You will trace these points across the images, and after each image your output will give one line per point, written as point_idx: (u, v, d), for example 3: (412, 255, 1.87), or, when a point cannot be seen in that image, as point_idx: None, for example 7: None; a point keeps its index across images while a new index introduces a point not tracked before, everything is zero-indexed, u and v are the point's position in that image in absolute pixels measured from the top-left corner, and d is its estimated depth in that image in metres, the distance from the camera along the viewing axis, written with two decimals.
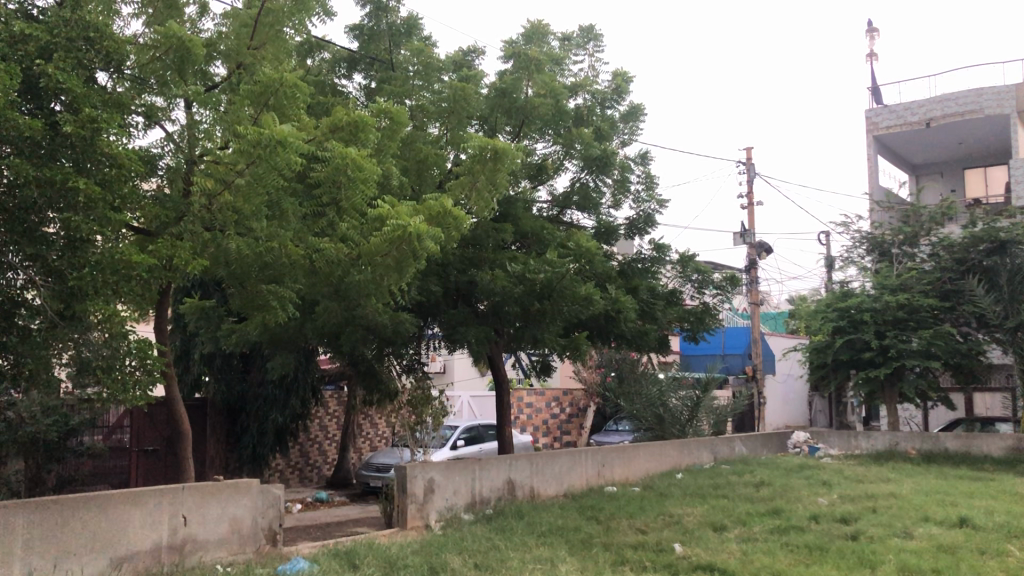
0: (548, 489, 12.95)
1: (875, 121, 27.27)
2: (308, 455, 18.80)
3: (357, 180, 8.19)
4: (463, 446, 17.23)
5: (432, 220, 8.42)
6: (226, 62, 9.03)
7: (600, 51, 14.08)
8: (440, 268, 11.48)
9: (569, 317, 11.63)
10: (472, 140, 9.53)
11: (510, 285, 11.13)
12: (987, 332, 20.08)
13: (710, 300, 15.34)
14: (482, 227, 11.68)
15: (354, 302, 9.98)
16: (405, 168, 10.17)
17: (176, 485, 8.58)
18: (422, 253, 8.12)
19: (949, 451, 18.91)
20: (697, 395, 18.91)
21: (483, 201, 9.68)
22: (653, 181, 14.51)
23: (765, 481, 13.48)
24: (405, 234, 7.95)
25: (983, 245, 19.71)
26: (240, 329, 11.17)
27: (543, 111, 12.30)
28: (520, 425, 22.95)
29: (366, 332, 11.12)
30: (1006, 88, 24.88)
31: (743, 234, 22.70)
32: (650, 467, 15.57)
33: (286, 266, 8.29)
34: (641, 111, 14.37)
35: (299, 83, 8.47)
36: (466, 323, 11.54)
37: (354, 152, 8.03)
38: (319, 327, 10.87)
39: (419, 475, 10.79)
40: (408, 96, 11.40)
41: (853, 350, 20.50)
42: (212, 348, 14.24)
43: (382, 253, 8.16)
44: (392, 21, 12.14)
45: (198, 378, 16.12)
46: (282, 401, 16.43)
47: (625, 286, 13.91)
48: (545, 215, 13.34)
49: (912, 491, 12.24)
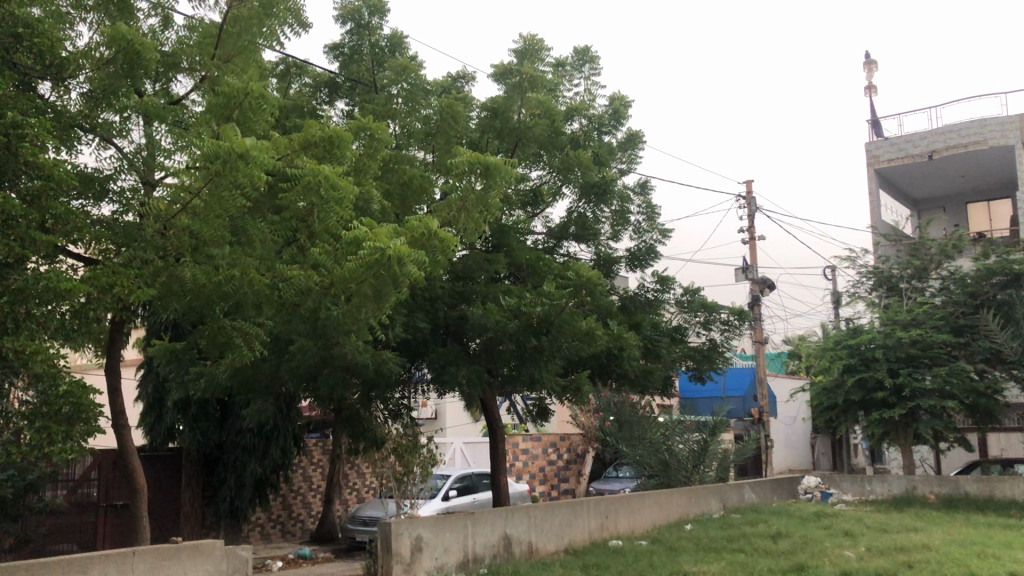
0: (547, 544, 11.89)
1: (876, 154, 26.60)
2: (291, 508, 17.67)
3: (331, 200, 7.18)
4: (456, 497, 16.17)
5: (414, 245, 7.31)
6: (193, 75, 8.25)
7: (597, 75, 13.31)
8: (428, 302, 10.58)
9: (568, 355, 10.69)
10: (460, 155, 8.59)
11: (504, 320, 10.20)
12: (1004, 369, 19.19)
13: (718, 336, 14.32)
14: (473, 258, 10.90)
15: (332, 338, 9.02)
16: (388, 193, 9.27)
17: (128, 549, 7.54)
18: (403, 279, 6.92)
19: (970, 496, 17.89)
20: (704, 439, 17.87)
21: (474, 224, 8.77)
22: (655, 211, 13.67)
23: (783, 532, 12.44)
24: (382, 257, 6.73)
25: (996, 278, 19.05)
26: (209, 372, 10.21)
27: (537, 132, 11.53)
28: (516, 473, 21.83)
29: (345, 373, 10.17)
30: (1009, 118, 24.28)
31: (746, 270, 21.87)
32: (656, 516, 14.50)
33: (251, 298, 7.38)
34: (640, 138, 13.61)
35: (267, 92, 7.58)
36: (456, 362, 10.54)
37: (327, 169, 7.05)
38: (294, 369, 9.93)
39: (405, 532, 9.77)
40: (393, 118, 10.54)
41: (865, 389, 19.52)
42: (183, 392, 13.23)
43: (357, 280, 6.90)
44: (374, 40, 11.37)
45: (171, 427, 15.06)
46: (261, 450, 15.38)
47: (627, 322, 13.05)
48: (541, 247, 12.51)
49: (946, 542, 11.23)
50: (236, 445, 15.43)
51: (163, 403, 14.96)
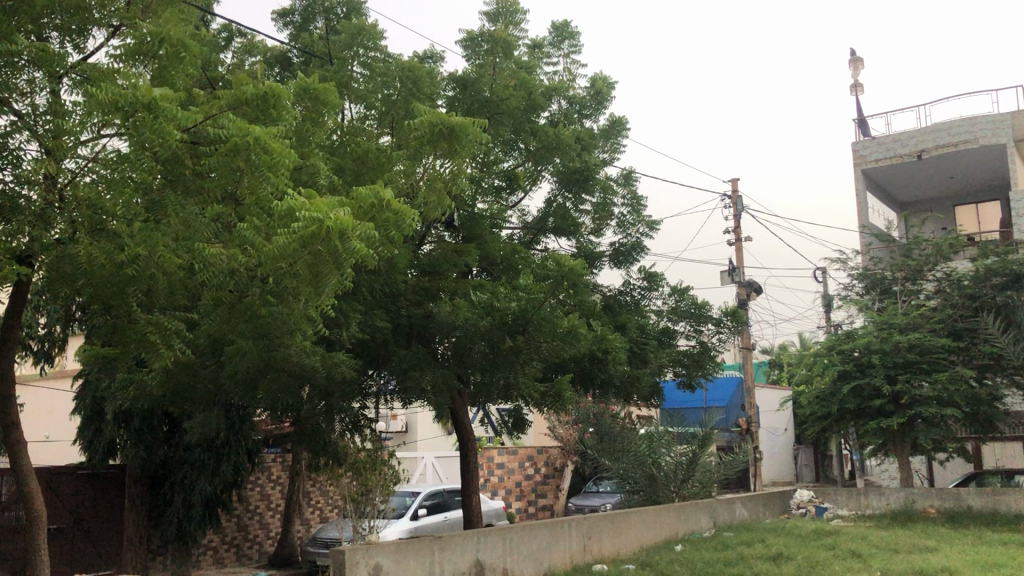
0: (523, 570, 10.66)
1: (863, 154, 25.64)
2: (248, 529, 16.30)
3: (262, 166, 5.95)
4: (425, 515, 14.91)
5: (361, 218, 5.99)
6: (108, 28, 6.88)
7: (577, 53, 12.20)
8: (390, 299, 9.35)
9: (548, 358, 9.49)
10: (420, 115, 7.37)
11: (475, 317, 8.99)
12: (1004, 375, 18.21)
13: (709, 339, 13.12)
14: (441, 250, 9.71)
15: (276, 338, 7.78)
16: (340, 168, 8.04)
17: None
18: (347, 259, 5.54)
19: (973, 510, 16.82)
20: (693, 451, 16.72)
21: (438, 198, 7.63)
22: (640, 203, 12.52)
23: (784, 553, 11.29)
24: (319, 231, 5.37)
25: (996, 278, 18.33)
26: (138, 378, 8.90)
27: (512, 106, 10.38)
28: (492, 489, 20.53)
29: (293, 381, 8.86)
30: (1001, 115, 23.45)
31: (732, 272, 20.83)
32: (643, 535, 13.34)
33: (164, 282, 6.19)
34: (623, 125, 12.48)
35: (190, 40, 6.40)
36: (421, 366, 9.27)
37: (258, 128, 5.83)
38: (234, 375, 8.64)
39: (362, 560, 8.50)
40: (347, 90, 9.29)
41: (861, 397, 18.41)
42: (117, 403, 11.82)
43: (288, 260, 5.52)
44: (328, 8, 10.31)
45: (111, 442, 13.65)
46: (210, 468, 13.88)
47: (611, 322, 11.94)
48: (516, 241, 11.35)
49: (967, 565, 10.13)
50: (183, 462, 14.01)
51: (103, 415, 13.52)
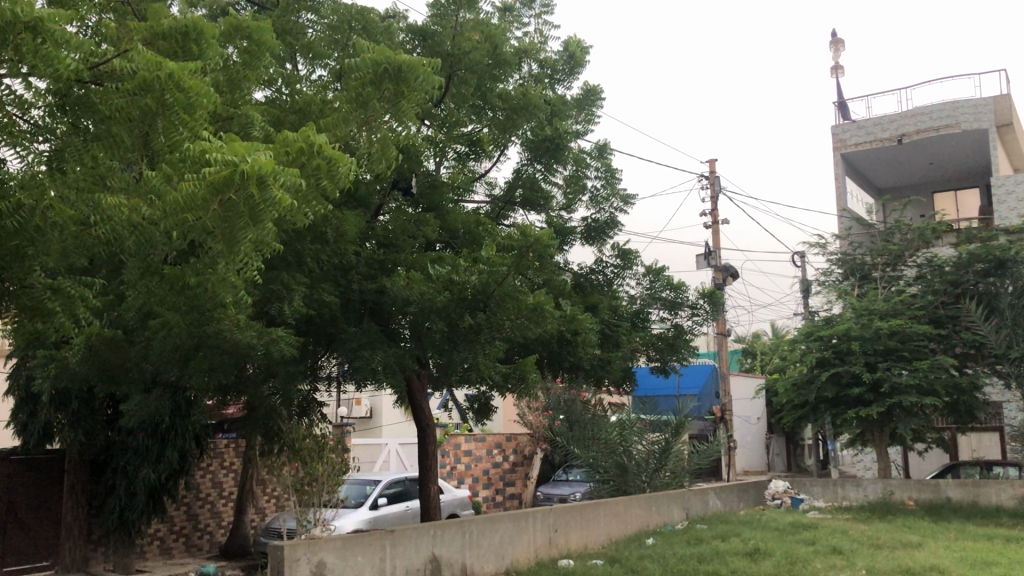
0: (483, 566, 9.93)
1: (842, 138, 25.06)
2: (198, 518, 15.44)
3: (177, 108, 5.11)
4: (385, 505, 14.13)
5: (287, 165, 5.24)
6: None
7: (550, 14, 11.41)
8: (339, 272, 8.52)
9: (511, 338, 8.70)
10: (363, 56, 6.54)
11: (432, 292, 8.18)
12: (985, 364, 17.67)
13: (685, 321, 12.41)
14: (398, 220, 8.89)
15: (208, 311, 6.93)
16: (279, 121, 7.30)
17: None
18: (267, 212, 4.77)
19: (952, 502, 16.28)
20: (666, 439, 16.02)
21: (387, 155, 6.82)
22: (615, 177, 11.71)
23: (762, 549, 10.61)
24: (232, 178, 4.58)
25: (980, 265, 17.48)
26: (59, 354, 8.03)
27: (476, 60, 9.57)
28: (458, 476, 19.81)
29: (231, 358, 8.00)
30: (983, 101, 22.94)
31: (708, 255, 20.16)
32: (612, 528, 12.65)
33: (60, 239, 5.38)
34: (597, 93, 11.70)
35: None
36: (372, 346, 8.45)
37: (171, 62, 4.99)
38: (163, 354, 7.78)
39: (304, 557, 7.71)
40: (297, 42, 8.48)
41: (839, 386, 17.81)
42: (46, 383, 10.88)
43: (197, 213, 4.73)
44: None
45: (47, 426, 12.67)
46: (155, 453, 12.91)
47: (582, 303, 11.24)
48: (481, 214, 10.62)
49: (956, 563, 9.47)
50: (126, 448, 13.07)
51: (37, 397, 12.54)
